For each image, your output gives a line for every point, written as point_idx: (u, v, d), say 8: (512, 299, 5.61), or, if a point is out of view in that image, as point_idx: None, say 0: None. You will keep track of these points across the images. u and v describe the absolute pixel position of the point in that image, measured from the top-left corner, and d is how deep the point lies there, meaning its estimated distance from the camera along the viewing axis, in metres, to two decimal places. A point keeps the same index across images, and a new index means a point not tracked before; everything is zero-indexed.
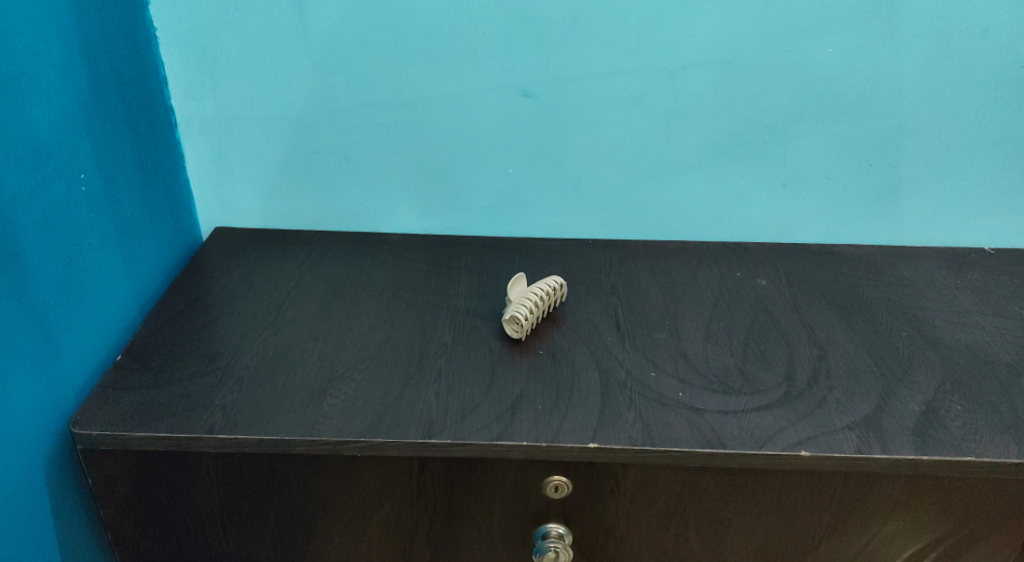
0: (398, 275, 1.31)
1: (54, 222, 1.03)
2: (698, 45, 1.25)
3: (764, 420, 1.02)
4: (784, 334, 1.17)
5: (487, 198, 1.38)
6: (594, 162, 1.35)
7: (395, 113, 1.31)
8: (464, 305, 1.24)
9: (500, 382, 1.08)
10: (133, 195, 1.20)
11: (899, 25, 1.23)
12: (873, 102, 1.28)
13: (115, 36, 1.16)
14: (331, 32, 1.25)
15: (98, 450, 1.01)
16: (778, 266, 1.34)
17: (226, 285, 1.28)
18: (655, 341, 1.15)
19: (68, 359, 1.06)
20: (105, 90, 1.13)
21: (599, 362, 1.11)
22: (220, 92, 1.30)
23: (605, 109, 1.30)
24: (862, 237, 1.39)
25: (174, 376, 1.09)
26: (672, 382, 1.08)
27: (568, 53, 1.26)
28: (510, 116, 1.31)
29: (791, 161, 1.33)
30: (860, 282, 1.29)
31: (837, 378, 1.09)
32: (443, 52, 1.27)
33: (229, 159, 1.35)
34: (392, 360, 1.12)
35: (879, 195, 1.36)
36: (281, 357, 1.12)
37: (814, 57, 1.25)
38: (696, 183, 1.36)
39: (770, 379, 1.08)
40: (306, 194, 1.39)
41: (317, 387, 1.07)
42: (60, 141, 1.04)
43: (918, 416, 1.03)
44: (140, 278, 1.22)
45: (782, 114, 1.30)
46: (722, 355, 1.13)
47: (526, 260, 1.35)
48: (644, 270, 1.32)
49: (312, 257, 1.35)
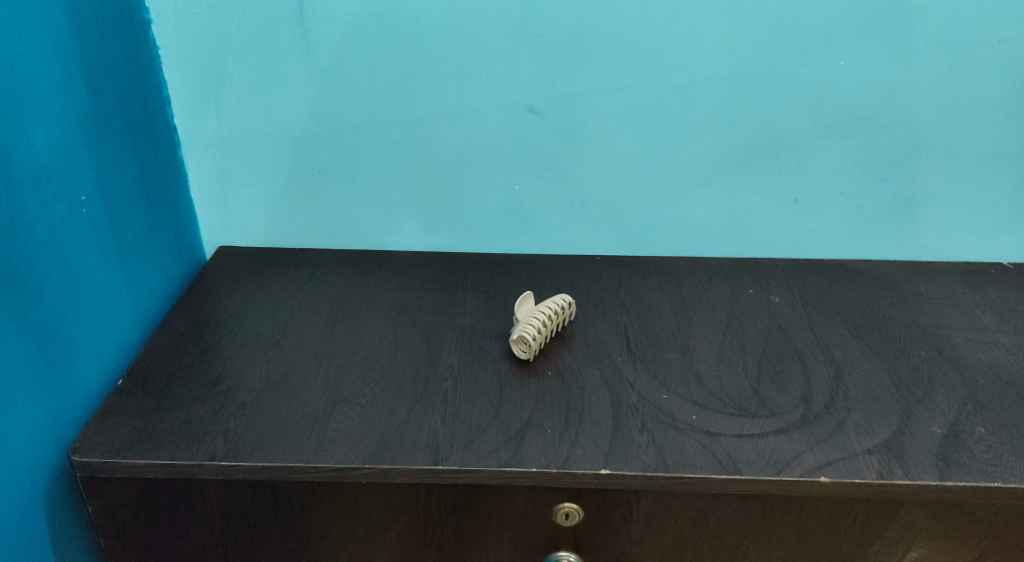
0: (403, 294, 1.29)
1: (55, 246, 1.01)
2: (707, 60, 1.23)
3: (780, 444, 0.99)
4: (800, 353, 1.14)
5: (494, 215, 1.36)
6: (601, 178, 1.32)
7: (400, 130, 1.29)
8: (470, 325, 1.21)
9: (508, 405, 1.05)
10: (136, 216, 1.18)
11: (913, 37, 1.20)
12: (888, 116, 1.26)
13: (117, 57, 1.14)
14: (334, 49, 1.23)
15: (98, 478, 0.99)
16: (791, 282, 1.31)
17: (229, 306, 1.26)
18: (667, 362, 1.13)
19: (68, 383, 1.03)
20: (107, 111, 1.11)
21: (609, 384, 1.08)
22: (223, 111, 1.28)
23: (613, 125, 1.28)
24: (877, 252, 1.36)
25: (175, 401, 1.06)
26: (685, 405, 1.05)
27: (574, 69, 1.24)
28: (517, 132, 1.29)
29: (803, 176, 1.31)
30: (876, 299, 1.26)
31: (856, 400, 1.06)
32: (449, 69, 1.25)
33: (232, 179, 1.34)
34: (397, 383, 1.09)
35: (894, 210, 1.33)
36: (284, 381, 1.10)
37: (826, 71, 1.23)
38: (706, 198, 1.33)
39: (786, 401, 1.06)
40: (309, 213, 1.37)
41: (321, 412, 1.05)
42: (61, 163, 1.03)
43: (941, 439, 1.00)
44: (142, 299, 1.20)
45: (795, 128, 1.27)
46: (736, 376, 1.10)
47: (534, 278, 1.33)
48: (655, 287, 1.30)
49: (316, 277, 1.33)
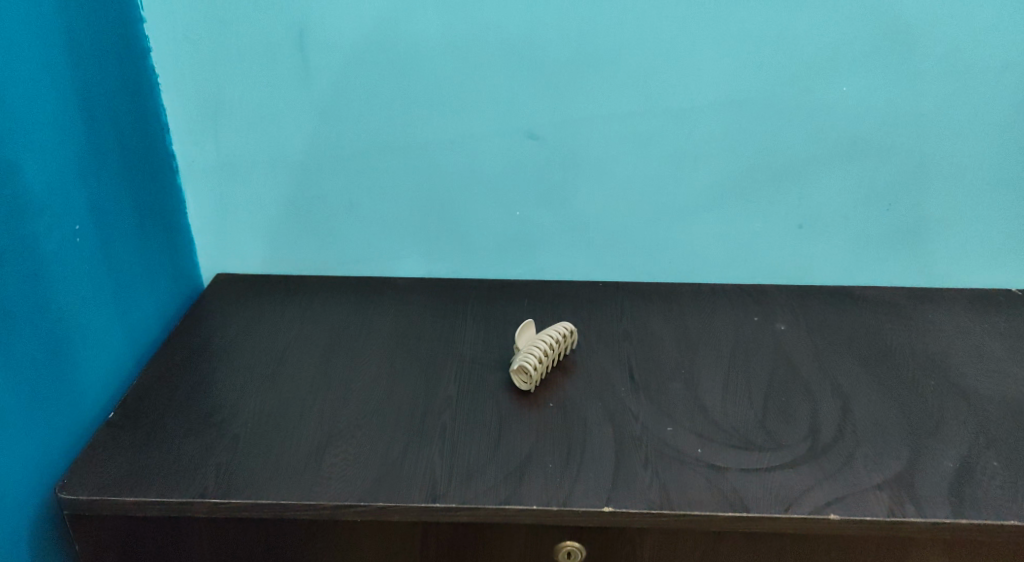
0: (401, 323, 1.27)
1: (47, 278, 1.00)
2: (708, 86, 1.21)
3: (788, 479, 0.96)
4: (806, 383, 1.12)
5: (494, 241, 1.34)
6: (602, 205, 1.31)
7: (399, 157, 1.28)
8: (469, 355, 1.19)
9: (508, 439, 1.03)
10: (131, 245, 1.17)
11: (918, 63, 1.19)
12: (893, 142, 1.24)
13: (115, 85, 1.13)
14: (333, 78, 1.22)
15: (86, 516, 0.97)
16: (797, 310, 1.29)
17: (225, 336, 1.24)
18: (671, 393, 1.10)
19: (58, 417, 1.01)
20: (102, 140, 1.10)
21: (612, 417, 1.06)
22: (221, 138, 1.27)
23: (613, 151, 1.27)
24: (883, 279, 1.34)
25: (168, 435, 1.04)
26: (690, 438, 1.02)
27: (574, 96, 1.23)
28: (517, 158, 1.28)
29: (808, 202, 1.29)
30: (884, 327, 1.24)
31: (865, 432, 1.03)
32: (447, 97, 1.23)
33: (230, 206, 1.32)
34: (395, 415, 1.07)
35: (901, 235, 1.31)
36: (280, 414, 1.08)
37: (828, 97, 1.21)
38: (709, 224, 1.31)
39: (794, 435, 1.03)
40: (308, 240, 1.35)
41: (316, 446, 1.02)
42: (54, 193, 1.01)
43: (953, 474, 0.97)
44: (136, 329, 1.18)
45: (798, 154, 1.26)
46: (742, 407, 1.08)
47: (535, 306, 1.31)
48: (657, 315, 1.28)
49: (313, 306, 1.31)
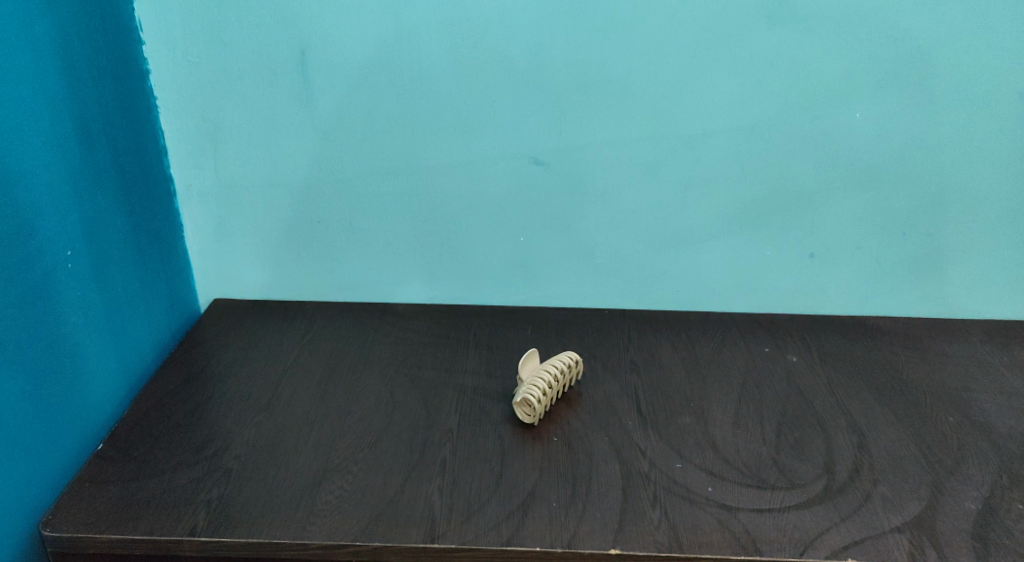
0: (402, 351, 1.23)
1: (37, 305, 0.96)
2: (717, 111, 1.19)
3: (803, 521, 0.92)
4: (820, 418, 1.08)
5: (498, 267, 1.31)
6: (609, 231, 1.27)
7: (401, 182, 1.25)
8: (471, 385, 1.16)
9: (510, 475, 0.99)
10: (125, 269, 1.14)
11: (933, 88, 1.16)
12: (907, 170, 1.21)
13: (112, 107, 1.10)
14: (335, 102, 1.20)
15: (71, 553, 0.93)
16: (808, 340, 1.25)
17: (221, 364, 1.21)
18: (680, 428, 1.06)
19: (44, 448, 0.98)
20: (98, 163, 1.07)
21: (619, 452, 1.02)
22: (221, 162, 1.24)
23: (620, 177, 1.24)
24: (898, 309, 1.31)
25: (158, 467, 1.01)
26: (700, 476, 0.98)
27: (580, 122, 1.20)
28: (521, 184, 1.25)
29: (820, 229, 1.26)
30: (899, 360, 1.20)
31: (882, 471, 0.99)
32: (450, 121, 1.21)
33: (229, 230, 1.29)
34: (393, 449, 1.03)
35: (916, 265, 1.27)
36: (274, 446, 1.04)
37: (840, 124, 1.19)
38: (719, 251, 1.28)
39: (808, 473, 0.99)
40: (308, 265, 1.32)
41: (310, 481, 0.99)
42: (46, 218, 0.98)
43: (976, 516, 0.93)
44: (130, 356, 1.15)
45: (810, 182, 1.23)
46: (754, 443, 1.04)
47: (539, 334, 1.27)
48: (665, 344, 1.24)
49: (312, 332, 1.28)
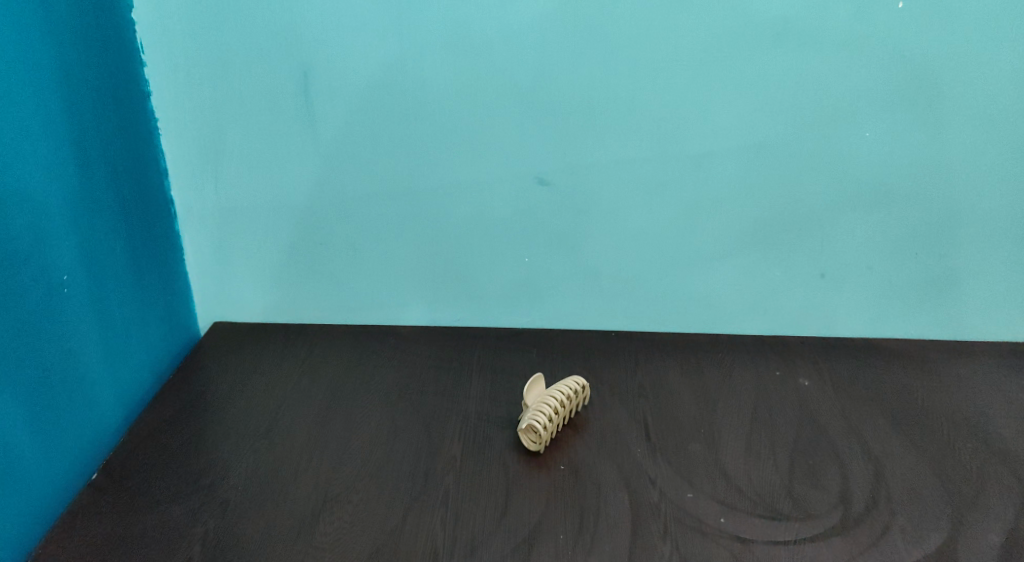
0: (404, 375, 1.21)
1: (32, 332, 0.94)
2: (726, 130, 1.16)
3: (820, 556, 0.89)
4: (834, 445, 1.05)
5: (502, 289, 1.29)
6: (616, 251, 1.25)
7: (405, 203, 1.23)
8: (475, 410, 1.13)
9: (516, 505, 0.96)
10: (124, 294, 1.12)
11: (947, 107, 1.14)
12: (919, 190, 1.19)
13: (111, 130, 1.08)
14: (338, 123, 1.18)
15: None
16: (820, 363, 1.23)
17: (220, 390, 1.18)
18: (690, 455, 1.03)
19: (39, 479, 0.95)
20: (96, 187, 1.05)
21: (628, 481, 0.99)
22: (222, 183, 1.22)
23: (627, 198, 1.21)
24: (910, 331, 1.28)
25: (153, 498, 0.99)
26: (712, 506, 0.96)
27: (586, 142, 1.18)
28: (526, 205, 1.23)
29: (830, 250, 1.23)
30: (913, 384, 1.18)
31: (899, 500, 0.96)
32: (454, 141, 1.19)
33: (230, 253, 1.27)
34: (395, 478, 1.01)
35: (929, 286, 1.25)
36: (273, 475, 1.02)
37: (852, 143, 1.16)
38: (727, 273, 1.26)
39: (823, 503, 0.96)
40: (309, 287, 1.30)
41: (310, 512, 0.96)
42: (42, 243, 0.96)
43: (999, 550, 0.90)
44: (129, 383, 1.13)
45: (820, 202, 1.20)
46: (766, 471, 1.01)
47: (544, 357, 1.24)
48: (673, 368, 1.21)
49: (312, 356, 1.26)
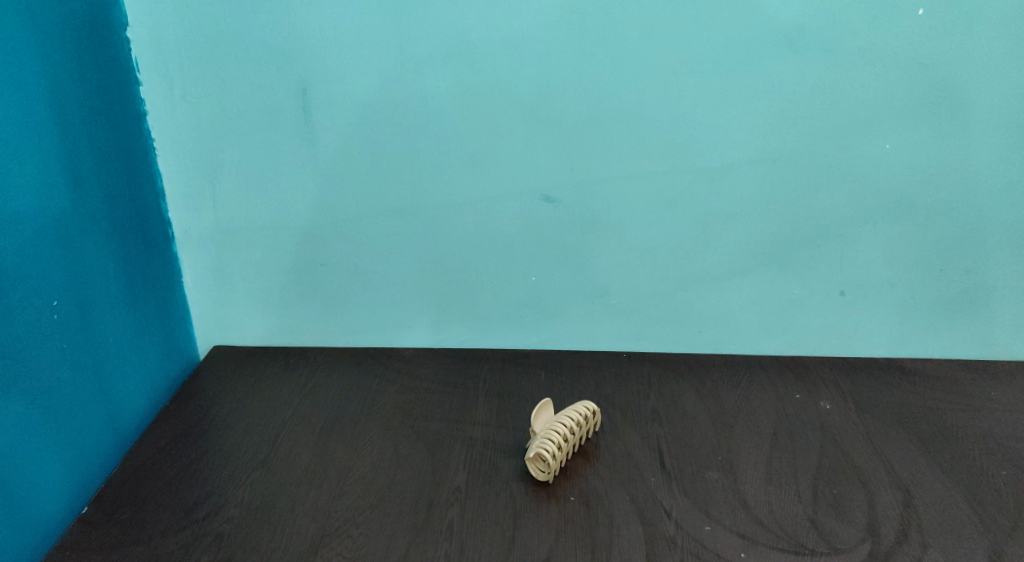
0: (407, 400, 1.16)
1: (19, 361, 0.90)
2: (741, 143, 1.12)
3: None
4: (860, 472, 1.00)
5: (509, 310, 1.24)
6: (627, 270, 1.20)
7: (407, 222, 1.19)
8: (480, 437, 1.08)
9: (523, 539, 0.91)
10: (118, 320, 1.07)
11: (971, 116, 1.09)
12: (942, 202, 1.14)
13: (104, 149, 1.04)
14: (339, 140, 1.14)
15: None
16: (842, 385, 1.17)
17: (218, 417, 1.14)
18: (707, 484, 0.98)
19: (27, 514, 0.91)
20: (89, 207, 1.01)
21: (642, 513, 0.94)
22: (219, 203, 1.18)
23: (637, 214, 1.17)
24: (934, 350, 1.23)
25: (144, 532, 0.94)
26: (732, 539, 0.90)
27: (595, 157, 1.14)
28: (532, 223, 1.18)
29: (850, 267, 1.18)
30: (941, 406, 1.12)
31: (932, 533, 0.91)
32: (458, 157, 1.14)
33: (229, 276, 1.23)
34: (397, 509, 0.96)
35: (954, 303, 1.19)
36: (270, 507, 0.97)
37: (873, 154, 1.12)
38: (742, 291, 1.21)
39: (850, 536, 0.90)
40: (310, 310, 1.26)
41: (308, 547, 0.91)
42: (31, 267, 0.92)
43: None
44: (124, 411, 1.08)
45: (840, 217, 1.15)
46: (789, 501, 0.95)
47: (553, 380, 1.20)
48: (688, 390, 1.16)
49: (313, 381, 1.21)
